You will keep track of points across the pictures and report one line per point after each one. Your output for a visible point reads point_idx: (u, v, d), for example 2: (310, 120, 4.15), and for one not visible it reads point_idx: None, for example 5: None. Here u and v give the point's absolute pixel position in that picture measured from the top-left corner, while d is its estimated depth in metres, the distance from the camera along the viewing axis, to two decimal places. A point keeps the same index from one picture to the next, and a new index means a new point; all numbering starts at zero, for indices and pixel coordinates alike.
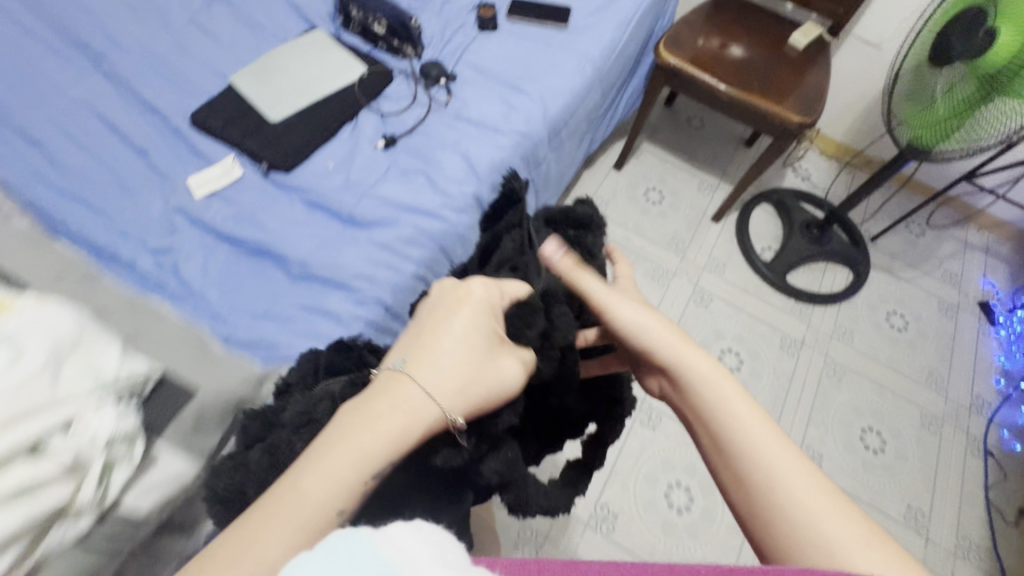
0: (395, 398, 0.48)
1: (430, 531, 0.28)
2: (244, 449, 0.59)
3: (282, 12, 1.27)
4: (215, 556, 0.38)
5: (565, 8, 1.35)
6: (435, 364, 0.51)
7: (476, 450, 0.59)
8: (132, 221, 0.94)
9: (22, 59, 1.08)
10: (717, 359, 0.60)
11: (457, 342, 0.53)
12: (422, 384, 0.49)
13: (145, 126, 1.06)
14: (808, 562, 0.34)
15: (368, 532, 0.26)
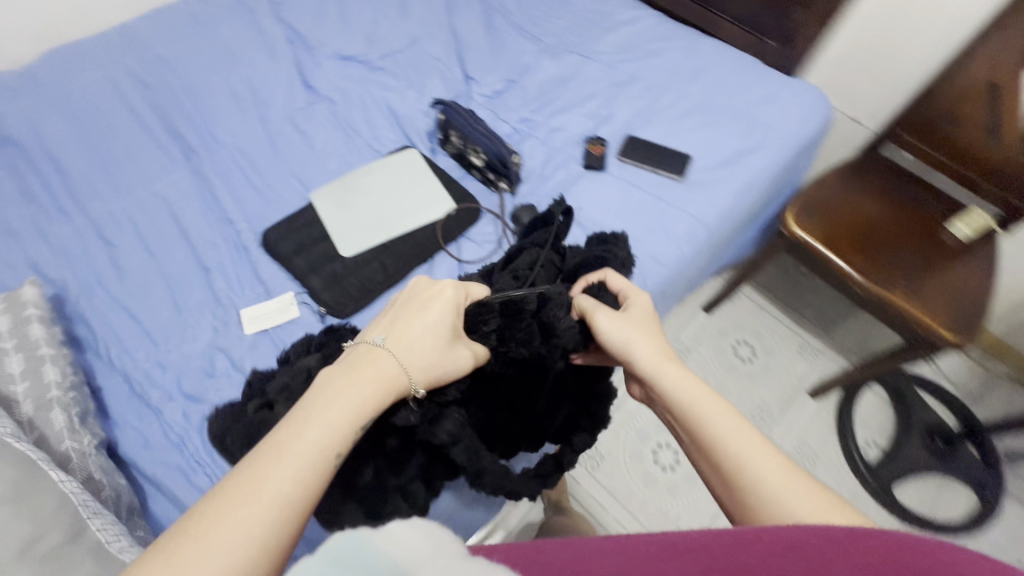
0: (368, 366, 0.57)
1: (429, 524, 0.31)
2: (257, 417, 0.72)
3: (383, 119, 1.20)
4: (183, 539, 0.42)
5: (686, 155, 1.19)
6: (400, 337, 0.62)
7: (425, 415, 0.68)
8: (178, 354, 0.88)
9: (125, 147, 1.08)
10: (694, 371, 0.65)
11: (425, 334, 0.63)
12: (393, 356, 0.60)
13: (216, 235, 1.01)
14: (826, 541, 0.31)
15: (370, 530, 0.29)
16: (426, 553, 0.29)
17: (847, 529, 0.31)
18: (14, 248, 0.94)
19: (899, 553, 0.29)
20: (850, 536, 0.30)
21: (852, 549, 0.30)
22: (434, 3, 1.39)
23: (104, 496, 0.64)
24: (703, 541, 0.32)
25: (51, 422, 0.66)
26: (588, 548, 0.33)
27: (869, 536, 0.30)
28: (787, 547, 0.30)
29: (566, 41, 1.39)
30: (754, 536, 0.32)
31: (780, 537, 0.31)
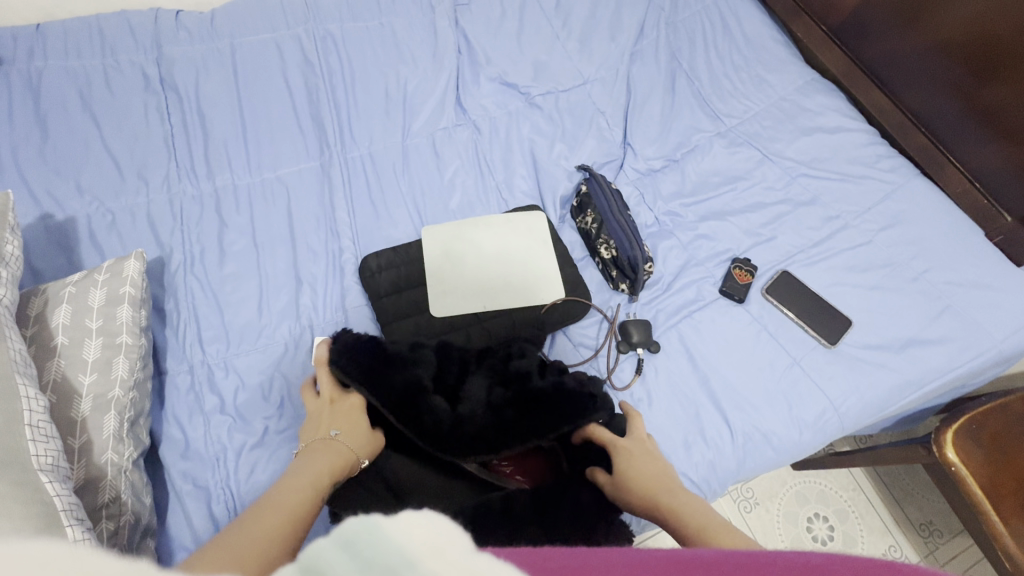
0: (317, 449, 0.65)
1: (444, 519, 0.29)
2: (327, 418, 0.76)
3: (521, 166, 1.10)
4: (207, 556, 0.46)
5: (848, 320, 0.99)
6: (346, 431, 0.70)
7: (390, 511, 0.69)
8: (244, 364, 0.85)
9: (267, 121, 1.06)
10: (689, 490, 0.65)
11: (355, 426, 0.72)
12: (337, 435, 0.68)
13: (320, 243, 0.97)
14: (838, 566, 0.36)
15: (380, 518, 0.28)
16: (442, 541, 0.27)
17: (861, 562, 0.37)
18: (143, 198, 0.96)
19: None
20: (852, 562, 0.37)
21: (862, 573, 0.35)
22: (618, 47, 1.25)
23: (122, 524, 0.62)
24: (711, 559, 0.37)
25: (102, 426, 0.65)
26: (603, 562, 0.37)
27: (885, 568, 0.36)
28: (795, 567, 0.36)
29: (749, 131, 1.20)
30: (748, 559, 0.37)
31: (789, 562, 0.37)
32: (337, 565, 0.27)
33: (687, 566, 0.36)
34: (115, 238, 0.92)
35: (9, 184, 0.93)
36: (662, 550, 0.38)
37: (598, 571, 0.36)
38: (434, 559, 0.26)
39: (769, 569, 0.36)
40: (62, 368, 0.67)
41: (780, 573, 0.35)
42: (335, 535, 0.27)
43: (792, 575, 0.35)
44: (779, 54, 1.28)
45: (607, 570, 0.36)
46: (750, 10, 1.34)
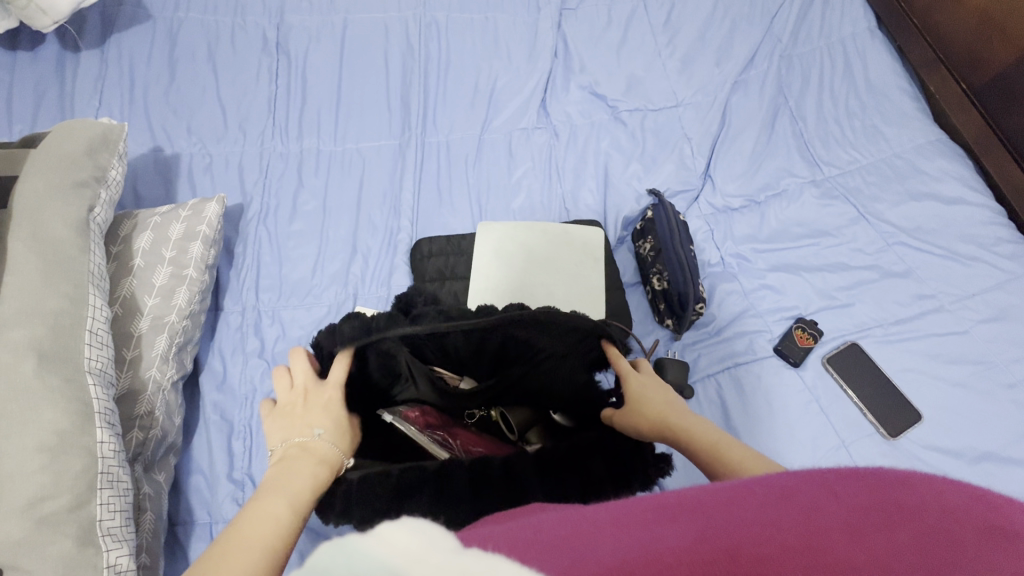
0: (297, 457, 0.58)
1: (421, 529, 0.31)
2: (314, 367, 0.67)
3: (591, 179, 1.08)
4: None
5: (916, 414, 0.88)
6: (325, 426, 0.61)
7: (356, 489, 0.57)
8: (288, 317, 0.91)
9: (361, 96, 1.12)
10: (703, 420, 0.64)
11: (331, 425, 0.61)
12: (309, 437, 0.59)
13: (381, 218, 1.01)
14: (814, 485, 0.34)
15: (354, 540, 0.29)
16: (423, 550, 0.29)
17: (829, 474, 0.35)
18: (238, 148, 1.05)
19: (895, 493, 0.33)
20: (835, 478, 0.34)
21: (839, 489, 0.33)
22: (722, 73, 1.19)
23: (149, 436, 0.69)
24: (694, 504, 0.34)
25: (153, 345, 0.72)
26: (589, 529, 0.33)
27: (856, 478, 0.34)
28: (773, 497, 0.33)
29: (848, 184, 1.09)
30: (731, 495, 0.34)
31: (768, 490, 0.34)
32: None
33: (669, 521, 0.32)
34: (207, 180, 1.01)
35: (135, 117, 1.05)
36: (641, 503, 0.35)
37: (584, 538, 0.32)
38: (417, 565, 0.28)
39: (753, 501, 0.33)
40: (133, 287, 0.75)
41: (763, 505, 0.32)
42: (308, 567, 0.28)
43: (773, 504, 0.32)
44: (904, 107, 1.16)
45: (586, 537, 0.32)
46: (881, 54, 1.22)
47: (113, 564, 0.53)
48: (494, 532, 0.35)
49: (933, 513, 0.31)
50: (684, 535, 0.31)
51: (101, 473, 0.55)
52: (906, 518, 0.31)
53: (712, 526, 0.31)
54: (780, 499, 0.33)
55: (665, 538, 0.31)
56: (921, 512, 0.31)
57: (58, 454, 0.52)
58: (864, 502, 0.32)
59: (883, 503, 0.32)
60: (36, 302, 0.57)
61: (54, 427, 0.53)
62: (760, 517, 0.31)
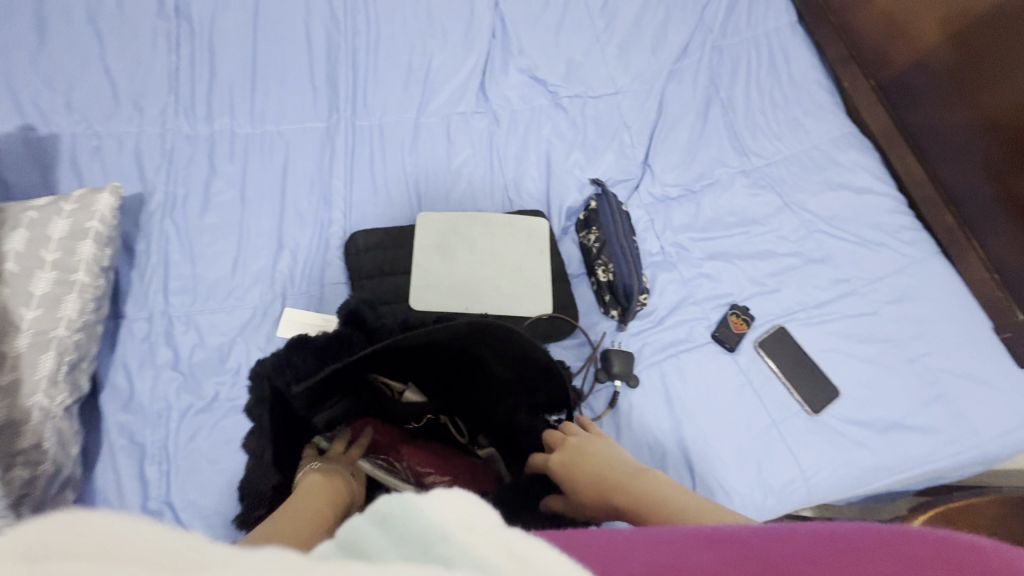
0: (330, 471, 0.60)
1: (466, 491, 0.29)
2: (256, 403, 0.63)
3: (534, 168, 1.06)
4: None
5: (835, 390, 0.96)
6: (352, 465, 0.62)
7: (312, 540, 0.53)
8: (206, 322, 0.81)
9: (280, 72, 1.01)
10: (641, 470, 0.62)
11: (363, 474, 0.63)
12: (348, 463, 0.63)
13: (310, 210, 0.93)
14: (864, 534, 0.34)
15: (411, 495, 0.28)
16: (470, 516, 0.28)
17: (881, 528, 0.34)
18: (134, 129, 0.91)
19: (947, 555, 0.32)
20: (890, 533, 0.34)
21: (891, 543, 0.33)
22: (658, 61, 1.20)
23: (39, 473, 0.58)
24: (733, 535, 0.34)
25: (37, 366, 0.61)
26: (621, 538, 0.33)
27: (909, 535, 0.34)
28: (818, 538, 0.33)
29: (774, 174, 1.15)
30: (772, 531, 0.34)
31: (811, 530, 0.34)
32: (374, 540, 0.27)
33: (708, 545, 0.33)
34: (96, 165, 0.87)
35: None
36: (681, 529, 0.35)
37: (616, 547, 0.32)
38: (467, 532, 0.27)
39: (796, 539, 0.33)
40: (5, 298, 0.63)
41: (808, 544, 0.33)
42: (369, 511, 0.28)
43: (817, 545, 0.33)
44: (821, 100, 1.23)
45: (622, 552, 0.32)
46: (800, 49, 1.28)
47: None
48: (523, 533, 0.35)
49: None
50: (715, 562, 0.31)
51: None
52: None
53: (756, 559, 0.31)
54: (826, 541, 0.33)
55: (700, 560, 0.31)
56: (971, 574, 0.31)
57: None
58: (909, 556, 0.32)
59: (933, 563, 0.31)
60: None
61: None
62: (802, 556, 0.31)
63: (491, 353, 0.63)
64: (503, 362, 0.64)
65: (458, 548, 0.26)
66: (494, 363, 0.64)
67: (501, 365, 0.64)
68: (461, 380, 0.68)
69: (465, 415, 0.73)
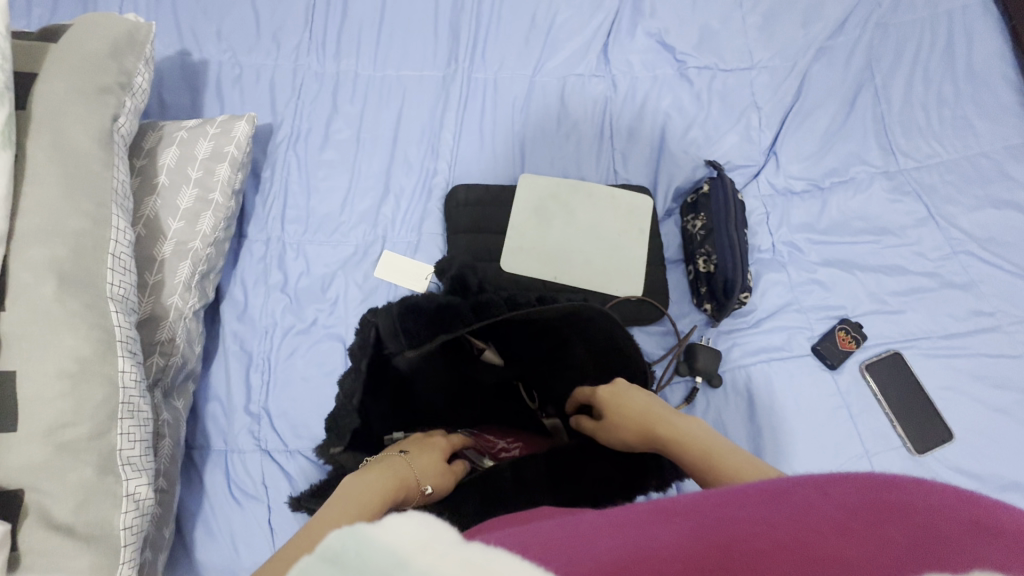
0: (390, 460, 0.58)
1: (429, 519, 0.28)
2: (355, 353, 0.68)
3: (646, 142, 1.00)
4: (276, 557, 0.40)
5: (948, 433, 0.85)
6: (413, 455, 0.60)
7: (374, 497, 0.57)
8: (313, 252, 0.87)
9: (406, 17, 1.01)
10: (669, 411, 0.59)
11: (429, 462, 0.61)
12: (407, 454, 0.60)
13: (417, 158, 0.95)
14: (807, 488, 0.34)
15: (365, 525, 0.27)
16: (428, 539, 0.27)
17: (821, 481, 0.35)
18: (271, 62, 0.97)
19: (888, 495, 0.32)
20: (828, 480, 0.34)
21: (833, 493, 0.33)
22: (807, 36, 1.06)
23: (169, 363, 0.67)
24: (689, 508, 0.35)
25: (176, 271, 0.69)
26: (586, 528, 0.34)
27: (847, 480, 0.34)
28: (764, 499, 0.34)
29: (923, 180, 1.00)
30: (725, 499, 0.35)
31: (762, 491, 0.35)
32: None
33: (665, 521, 0.33)
34: (236, 93, 0.94)
35: (162, 15, 0.96)
36: (639, 508, 0.36)
37: (588, 537, 0.32)
38: (426, 552, 0.26)
39: (743, 504, 0.34)
40: (156, 207, 0.71)
41: (754, 507, 0.33)
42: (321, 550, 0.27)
43: (763, 504, 0.33)
44: (1003, 99, 1.04)
45: (585, 536, 0.32)
46: (990, 34, 1.08)
47: (131, 492, 0.53)
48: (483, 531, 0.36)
49: (923, 512, 0.31)
50: (675, 534, 0.31)
51: (121, 403, 0.53)
52: (891, 516, 0.30)
53: (711, 527, 0.31)
54: (772, 501, 0.33)
55: (657, 536, 0.32)
56: (911, 511, 0.31)
57: (79, 382, 0.51)
58: (856, 498, 0.32)
59: (877, 501, 0.31)
60: (57, 220, 0.53)
61: (74, 353, 0.51)
62: (751, 518, 0.32)
63: (577, 334, 0.66)
64: (587, 345, 0.67)
65: (416, 572, 0.25)
66: (578, 345, 0.67)
67: (585, 348, 0.67)
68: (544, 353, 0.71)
69: (540, 381, 0.74)
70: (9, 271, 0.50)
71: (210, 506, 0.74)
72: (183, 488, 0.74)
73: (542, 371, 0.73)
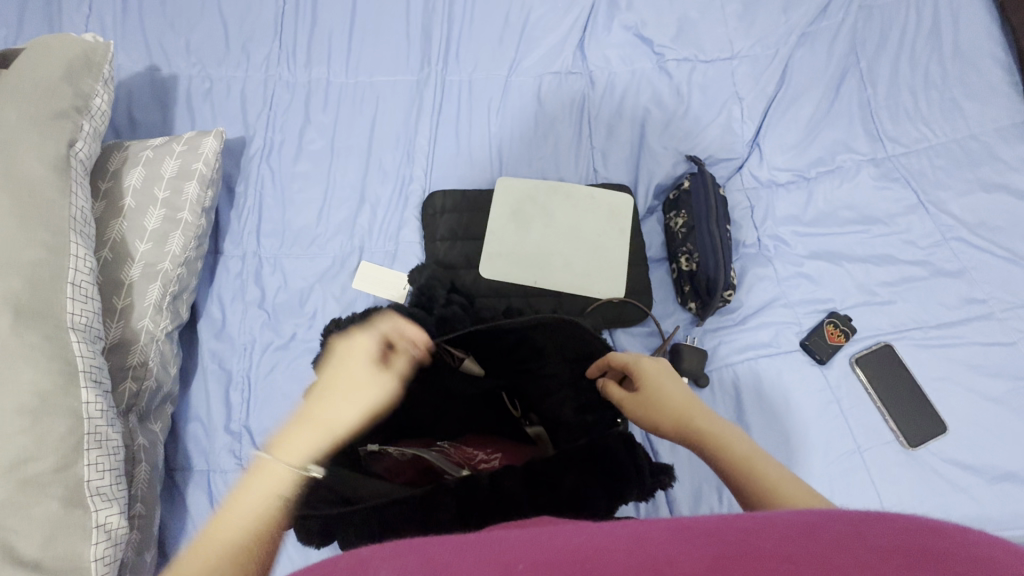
0: None
1: None
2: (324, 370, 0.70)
3: (625, 139, 0.98)
4: None
5: (941, 426, 0.83)
6: None
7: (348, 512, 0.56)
8: (291, 266, 0.86)
9: (377, 21, 1.00)
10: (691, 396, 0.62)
11: None
12: None
13: (393, 165, 0.93)
14: (840, 524, 0.31)
15: None
16: None
17: (857, 515, 0.32)
18: (241, 73, 0.95)
19: (922, 540, 0.29)
20: (864, 520, 0.31)
21: (867, 533, 0.30)
22: (788, 22, 1.04)
23: (142, 387, 0.66)
24: (711, 529, 0.33)
25: (146, 294, 0.68)
26: (604, 540, 0.32)
27: (883, 521, 0.31)
28: (793, 532, 0.31)
29: (911, 166, 0.98)
30: (752, 525, 0.32)
31: (792, 522, 0.32)
32: None
33: (682, 539, 0.32)
34: (207, 107, 0.93)
35: (128, 30, 0.95)
36: (659, 523, 0.34)
37: (601, 555, 0.31)
38: None
39: (770, 533, 0.31)
40: (123, 230, 0.70)
41: (781, 539, 0.30)
42: None
43: (793, 538, 0.30)
44: (992, 78, 1.01)
45: (593, 555, 0.31)
46: (977, 12, 1.05)
47: (102, 523, 0.52)
48: (475, 540, 0.34)
49: (964, 559, 0.28)
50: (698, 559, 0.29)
51: (87, 434, 0.53)
52: (927, 562, 0.28)
53: (728, 555, 0.30)
54: (798, 534, 0.30)
55: (675, 559, 0.30)
56: (945, 557, 0.28)
57: (40, 416, 0.50)
58: (895, 543, 0.29)
59: (918, 548, 0.28)
60: (11, 251, 0.52)
61: (35, 388, 0.50)
62: (777, 551, 0.29)
63: (553, 346, 0.69)
64: (563, 357, 0.70)
65: None
66: (553, 357, 0.70)
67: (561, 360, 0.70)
68: (519, 365, 0.72)
69: (523, 389, 0.73)
70: None
71: (194, 528, 0.73)
72: (167, 510, 0.74)
73: (523, 378, 0.73)
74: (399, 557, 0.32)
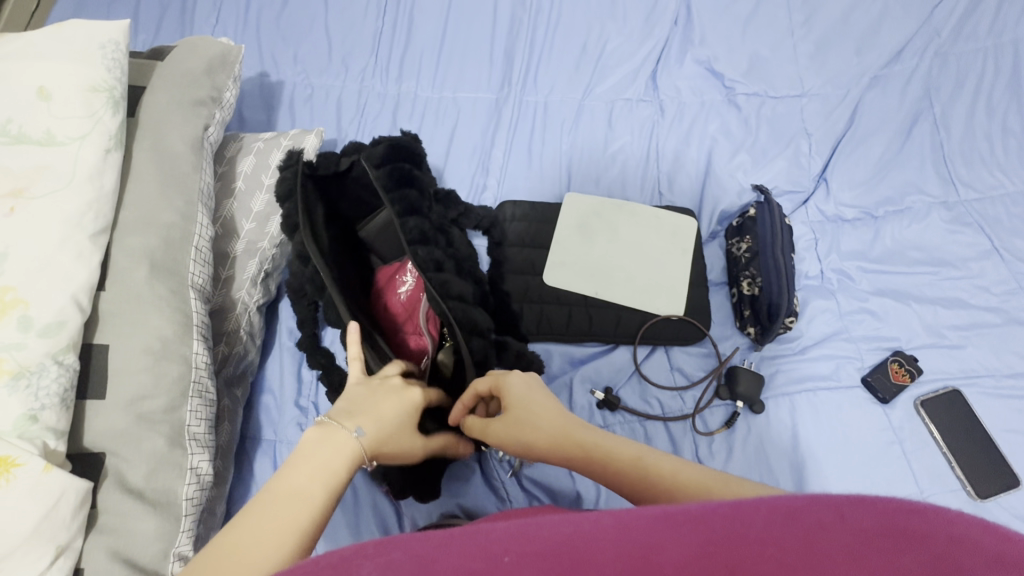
0: None
1: None
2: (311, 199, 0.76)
3: (691, 165, 1.01)
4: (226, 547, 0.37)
5: (1013, 479, 0.80)
6: None
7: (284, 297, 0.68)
8: None
9: (464, 43, 1.08)
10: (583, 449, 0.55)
11: None
12: None
13: (467, 173, 0.99)
14: (823, 509, 0.30)
15: None
16: None
17: (838, 497, 0.31)
18: (339, 83, 1.05)
19: (908, 520, 0.29)
20: (849, 502, 0.30)
21: (849, 514, 0.29)
22: (860, 64, 1.06)
23: (232, 352, 0.72)
24: (696, 513, 0.31)
25: (245, 268, 0.75)
26: (591, 530, 0.31)
27: (867, 502, 0.30)
28: (777, 516, 0.30)
29: (986, 212, 0.97)
30: (731, 509, 0.32)
31: (773, 506, 0.31)
32: None
33: (671, 523, 0.31)
34: (307, 110, 1.02)
35: (247, 40, 1.06)
36: (646, 510, 0.33)
37: (587, 543, 0.30)
38: None
39: (754, 514, 0.31)
40: (233, 209, 0.78)
41: (764, 524, 0.29)
42: None
43: (777, 522, 0.29)
44: None
45: (585, 540, 0.30)
46: None
47: (195, 466, 0.58)
48: (458, 532, 0.33)
49: (942, 542, 0.27)
50: (681, 550, 0.28)
51: (193, 382, 0.60)
52: (911, 546, 0.27)
53: (717, 543, 0.29)
54: (783, 518, 0.30)
55: (664, 548, 0.29)
56: (934, 544, 0.27)
57: (160, 359, 0.57)
58: (874, 525, 0.28)
59: (893, 529, 0.28)
60: (151, 214, 0.61)
61: (158, 334, 0.58)
62: (761, 537, 0.29)
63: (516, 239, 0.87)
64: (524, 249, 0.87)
65: None
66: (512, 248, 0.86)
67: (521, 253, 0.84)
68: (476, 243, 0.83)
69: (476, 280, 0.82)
70: (113, 258, 0.59)
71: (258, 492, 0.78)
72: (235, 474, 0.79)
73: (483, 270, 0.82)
74: (385, 553, 0.30)
